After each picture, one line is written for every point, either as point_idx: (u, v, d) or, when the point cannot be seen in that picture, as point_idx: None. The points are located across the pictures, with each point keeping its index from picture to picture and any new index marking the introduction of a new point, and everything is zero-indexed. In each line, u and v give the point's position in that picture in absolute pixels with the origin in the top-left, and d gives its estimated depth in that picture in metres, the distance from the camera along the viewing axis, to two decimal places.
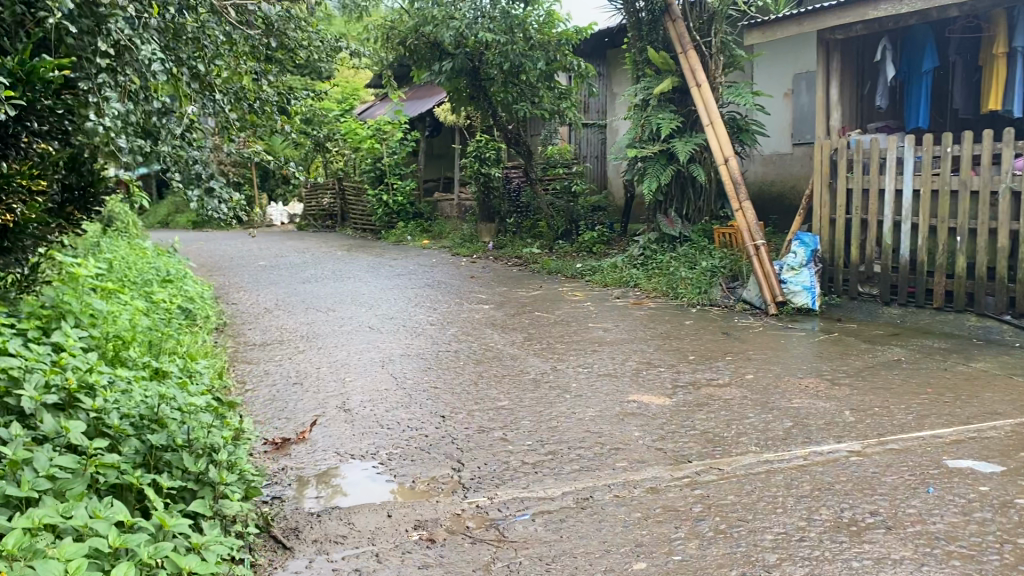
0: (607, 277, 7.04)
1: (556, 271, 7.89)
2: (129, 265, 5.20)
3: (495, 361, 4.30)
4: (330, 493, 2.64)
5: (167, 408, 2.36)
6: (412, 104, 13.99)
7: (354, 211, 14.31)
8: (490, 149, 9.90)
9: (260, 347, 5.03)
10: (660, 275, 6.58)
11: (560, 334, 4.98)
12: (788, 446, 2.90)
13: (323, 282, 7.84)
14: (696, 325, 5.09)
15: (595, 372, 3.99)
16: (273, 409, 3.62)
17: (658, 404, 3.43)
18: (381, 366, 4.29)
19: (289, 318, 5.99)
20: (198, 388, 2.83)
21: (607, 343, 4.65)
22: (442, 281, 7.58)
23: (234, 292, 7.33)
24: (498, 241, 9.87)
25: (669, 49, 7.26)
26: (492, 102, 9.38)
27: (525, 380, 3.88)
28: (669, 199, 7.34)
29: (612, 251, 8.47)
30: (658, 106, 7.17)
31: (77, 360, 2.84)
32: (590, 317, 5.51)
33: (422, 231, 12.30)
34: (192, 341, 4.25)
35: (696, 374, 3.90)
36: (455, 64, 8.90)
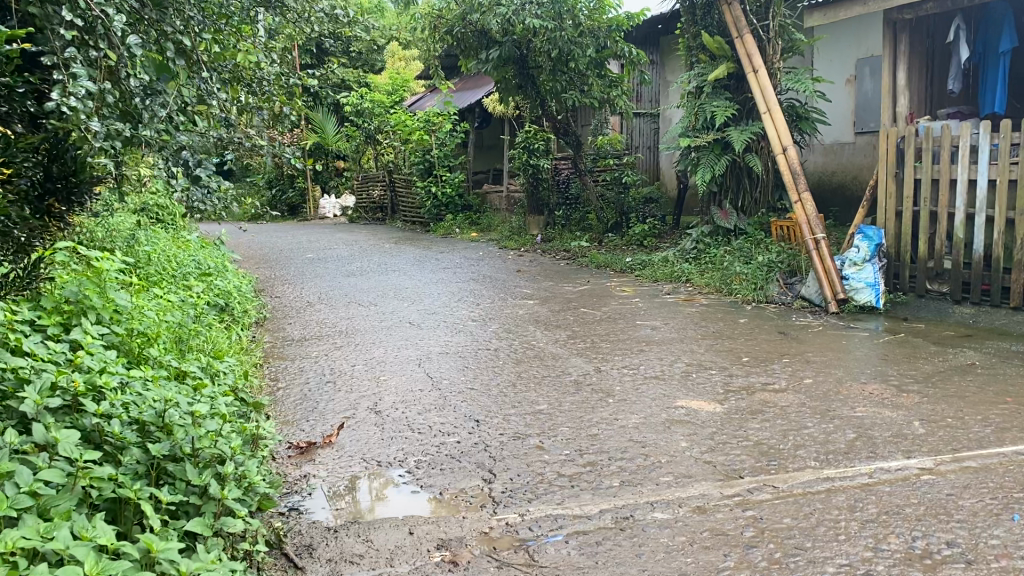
0: (658, 272, 6.78)
1: (605, 265, 7.65)
2: (168, 256, 5.14)
3: (536, 360, 4.09)
4: (371, 500, 2.50)
5: (174, 413, 2.21)
6: (461, 94, 13.86)
7: (403, 203, 14.25)
8: (539, 139, 9.68)
9: (298, 342, 4.91)
10: (714, 270, 6.29)
11: (606, 331, 4.75)
12: (851, 461, 2.64)
13: (368, 275, 7.72)
14: (751, 324, 4.81)
15: (640, 374, 3.76)
16: (303, 409, 3.47)
17: (708, 411, 3.19)
18: (418, 365, 4.11)
19: (330, 312, 5.87)
20: (215, 391, 2.69)
21: (655, 342, 4.41)
22: (487, 275, 7.41)
23: (279, 285, 7.27)
24: (547, 233, 9.66)
25: (724, 33, 6.95)
26: (541, 90, 9.16)
27: (566, 382, 3.67)
28: (723, 191, 7.03)
29: (663, 245, 8.20)
30: (712, 94, 6.88)
31: (93, 359, 2.71)
32: (638, 314, 5.27)
33: (470, 223, 12.16)
34: (226, 339, 4.13)
35: (750, 377, 3.65)
36: (502, 52, 8.72)
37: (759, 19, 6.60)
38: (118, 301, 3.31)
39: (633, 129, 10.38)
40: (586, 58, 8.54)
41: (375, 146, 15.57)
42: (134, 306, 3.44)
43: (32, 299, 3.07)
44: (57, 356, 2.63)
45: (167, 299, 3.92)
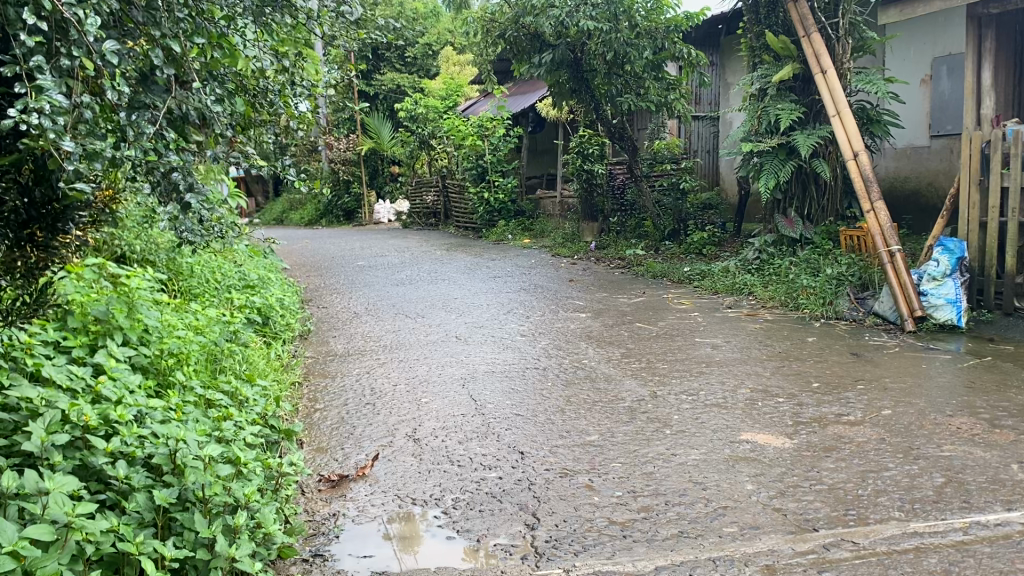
0: (718, 283, 6.46)
1: (661, 275, 7.35)
2: (212, 270, 5.02)
3: (587, 383, 3.84)
4: (399, 547, 2.27)
5: (185, 451, 2.02)
6: (514, 99, 13.67)
7: (456, 209, 14.09)
8: (593, 143, 9.41)
9: (340, 358, 4.75)
10: (779, 282, 5.96)
11: (663, 350, 4.47)
12: (943, 512, 2.33)
13: (417, 284, 7.55)
14: (820, 344, 4.47)
15: (700, 401, 3.47)
16: (339, 436, 3.29)
17: (776, 447, 2.90)
18: (461, 387, 3.89)
19: (375, 325, 5.70)
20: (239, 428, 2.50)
21: (715, 364, 4.12)
22: (539, 285, 7.17)
23: (327, 294, 7.15)
24: (601, 241, 9.38)
25: (789, 32, 6.62)
26: (595, 93, 8.89)
27: (619, 409, 3.41)
28: (788, 198, 6.69)
29: (722, 254, 7.86)
30: (776, 97, 6.54)
31: (114, 387, 2.57)
32: (697, 330, 4.97)
33: (523, 230, 11.93)
34: (263, 358, 3.98)
35: (820, 407, 3.34)
36: (556, 56, 8.50)
37: (828, 16, 6.24)
38: (147, 319, 3.17)
39: (691, 132, 10.07)
40: (643, 60, 8.24)
41: (428, 151, 15.49)
42: (165, 325, 3.31)
43: (59, 318, 2.95)
44: (73, 386, 2.47)
45: (204, 316, 3.78)
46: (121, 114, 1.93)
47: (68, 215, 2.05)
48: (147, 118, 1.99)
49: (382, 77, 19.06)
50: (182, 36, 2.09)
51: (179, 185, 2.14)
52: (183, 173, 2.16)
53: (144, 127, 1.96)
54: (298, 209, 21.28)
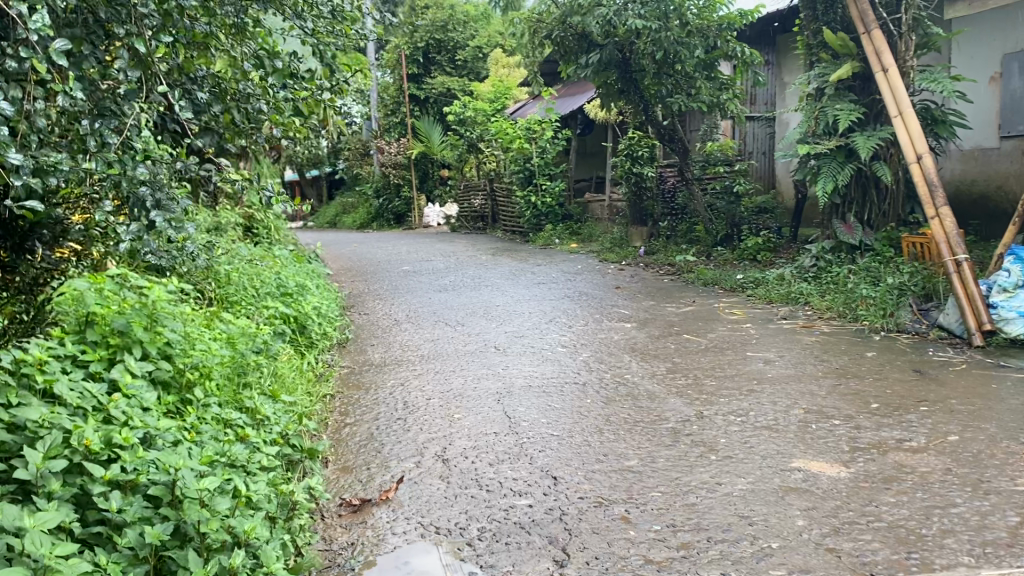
0: (773, 292, 6.19)
1: (712, 283, 7.09)
2: (249, 276, 4.94)
3: (630, 400, 3.64)
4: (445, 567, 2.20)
5: (185, 481, 1.89)
6: (564, 100, 13.48)
7: (504, 212, 13.95)
8: (643, 146, 9.19)
9: (376, 368, 4.63)
10: (836, 291, 5.67)
11: (711, 365, 4.25)
12: (1018, 559, 2.09)
13: (460, 290, 7.41)
14: (880, 360, 4.20)
15: (749, 423, 3.25)
16: (365, 454, 3.15)
17: (831, 477, 2.67)
18: (495, 402, 3.72)
19: (414, 333, 5.57)
20: (251, 454, 2.37)
21: (768, 381, 3.87)
22: (585, 292, 6.97)
23: (369, 300, 7.06)
24: (650, 246, 9.15)
25: (848, 29, 6.33)
26: (644, 94, 8.66)
27: (661, 431, 3.20)
28: (847, 203, 6.37)
29: (778, 260, 7.56)
30: (835, 97, 6.24)
31: (127, 405, 2.46)
32: (748, 344, 4.73)
33: (571, 234, 11.74)
34: (295, 370, 3.86)
35: (881, 432, 3.09)
36: (603, 56, 8.29)
37: (889, 12, 5.95)
38: (169, 332, 3.09)
39: (746, 133, 9.80)
40: (694, 60, 7.99)
41: (477, 154, 15.42)
42: (187, 335, 3.23)
43: (79, 329, 2.87)
44: (80, 406, 2.37)
45: (231, 327, 3.68)
46: (83, 124, 2.19)
47: (40, 228, 2.43)
48: (110, 127, 2.28)
49: (433, 80, 19.08)
50: (147, 37, 2.38)
51: (146, 202, 2.28)
52: (152, 189, 2.30)
53: (106, 138, 2.23)
54: (350, 212, 21.41)
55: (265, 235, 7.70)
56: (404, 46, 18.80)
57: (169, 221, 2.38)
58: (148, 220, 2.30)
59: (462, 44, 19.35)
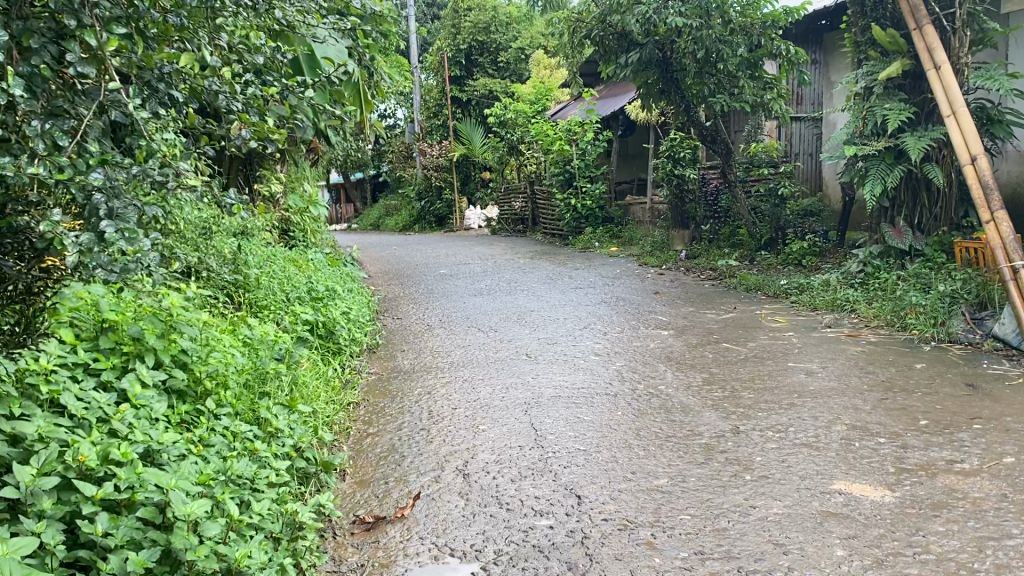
0: (818, 298, 5.96)
1: (755, 288, 6.88)
2: (280, 280, 4.87)
3: (662, 413, 3.49)
4: None
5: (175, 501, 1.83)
6: (604, 102, 13.31)
7: (544, 215, 13.82)
8: (685, 147, 8.99)
9: (405, 375, 4.53)
10: (885, 298, 5.43)
11: (750, 376, 4.07)
12: None
13: (495, 294, 7.30)
14: (930, 372, 3.98)
15: (787, 440, 3.07)
16: (385, 466, 3.03)
17: (875, 501, 2.49)
18: (522, 413, 3.58)
19: (446, 339, 5.46)
20: (253, 469, 2.29)
21: (810, 394, 3.68)
22: (622, 297, 6.81)
23: (403, 305, 6.98)
24: (692, 250, 8.94)
25: (899, 25, 6.08)
26: (686, 94, 8.46)
27: (693, 447, 3.05)
28: (896, 206, 6.12)
29: (824, 265, 7.31)
30: (884, 96, 6.01)
31: (135, 418, 2.40)
32: (790, 353, 4.54)
33: (611, 237, 11.57)
34: (319, 378, 3.76)
35: (928, 451, 2.90)
36: (643, 55, 8.09)
37: (942, 7, 5.69)
38: (186, 339, 3.01)
39: (791, 134, 9.43)
40: (736, 58, 7.77)
41: (518, 157, 15.33)
42: (205, 342, 3.15)
43: (93, 337, 2.81)
44: (84, 419, 2.30)
45: (253, 334, 3.60)
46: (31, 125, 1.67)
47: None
48: (65, 129, 1.75)
49: (475, 82, 19.05)
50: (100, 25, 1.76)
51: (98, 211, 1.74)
52: (109, 197, 1.75)
53: (60, 140, 1.72)
54: (393, 215, 21.47)
55: (301, 238, 7.69)
56: (446, 48, 18.81)
57: (127, 233, 1.79)
58: (97, 232, 1.75)
59: (504, 46, 19.30)
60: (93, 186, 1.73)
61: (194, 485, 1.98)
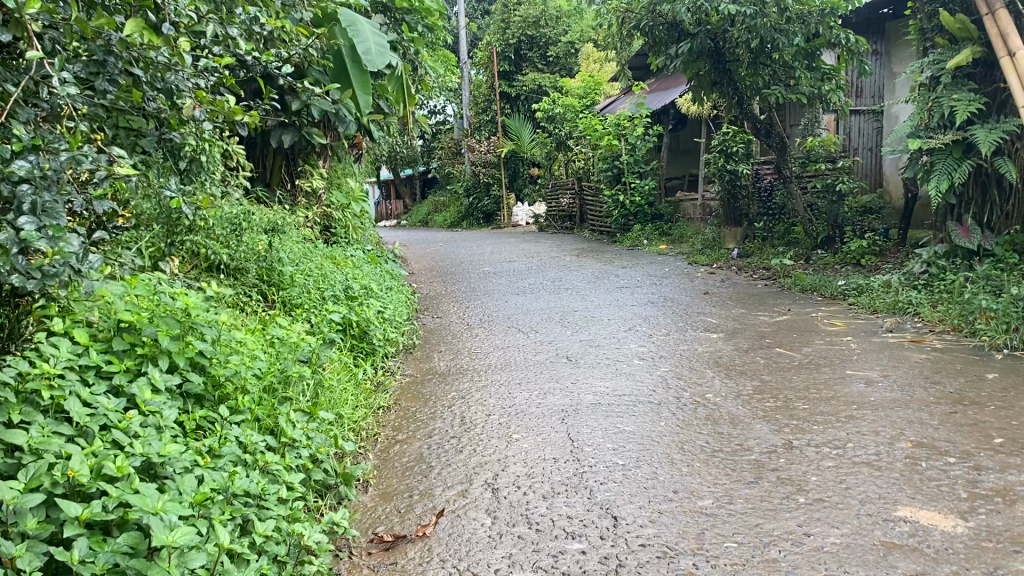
0: (878, 301, 5.64)
1: (811, 288, 6.56)
2: (315, 276, 4.75)
3: (709, 424, 3.26)
4: None
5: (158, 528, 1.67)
6: (655, 95, 13.02)
7: (592, 212, 13.58)
8: (738, 142, 8.67)
9: (440, 377, 4.37)
10: (951, 301, 5.10)
11: (805, 385, 3.80)
12: None
13: (538, 293, 7.11)
14: (1003, 384, 3.67)
15: (846, 458, 2.82)
16: (411, 477, 2.86)
17: (945, 532, 2.23)
18: (559, 422, 3.38)
19: (484, 339, 5.30)
20: (259, 486, 2.13)
21: (870, 406, 3.41)
22: (671, 297, 6.56)
23: (444, 303, 6.83)
24: (744, 248, 8.63)
25: (969, 10, 5.71)
26: (738, 87, 8.16)
27: (742, 463, 2.82)
28: (964, 203, 5.79)
29: (884, 265, 6.96)
30: (952, 86, 5.67)
31: (141, 427, 2.26)
32: (848, 360, 4.25)
33: (661, 235, 11.29)
34: (348, 380, 3.61)
35: (1007, 475, 2.62)
36: (693, 45, 7.82)
37: None
38: (206, 339, 2.88)
39: (850, 128, 9.04)
40: (793, 48, 7.45)
41: (567, 153, 15.13)
42: (227, 343, 3.01)
43: (108, 338, 2.69)
44: (86, 427, 2.17)
45: (278, 333, 3.46)
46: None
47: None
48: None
49: (524, 78, 18.90)
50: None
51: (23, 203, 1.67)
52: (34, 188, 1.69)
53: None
54: (442, 211, 21.42)
55: (343, 235, 7.57)
56: (496, 44, 18.74)
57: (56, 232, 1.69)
58: (15, 226, 1.64)
59: (554, 40, 19.11)
60: (18, 175, 1.67)
61: (185, 508, 1.83)
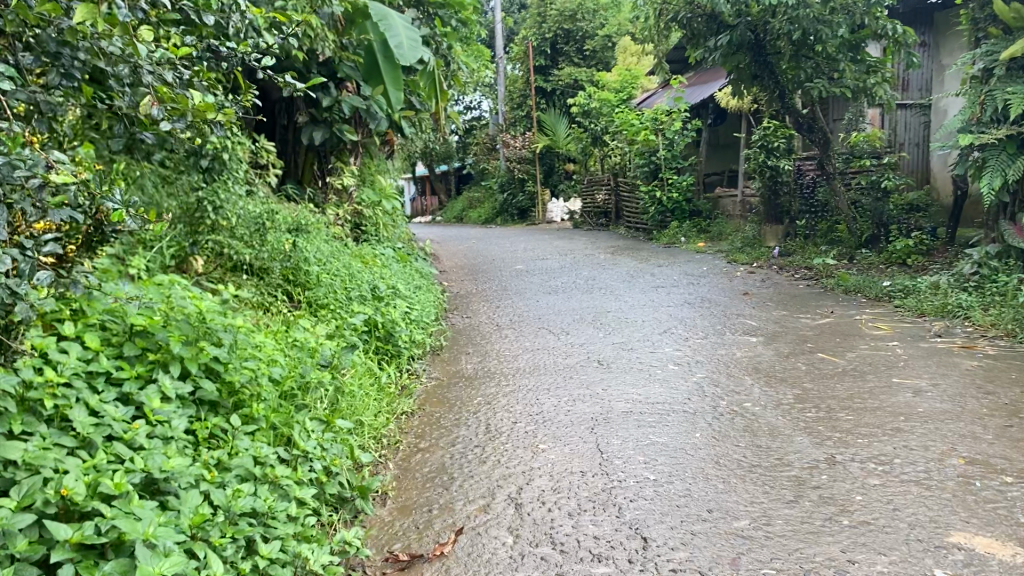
0: (925, 303, 5.40)
1: (854, 290, 6.33)
2: (343, 276, 4.67)
3: (747, 436, 3.09)
4: None
5: (146, 559, 1.57)
6: (693, 89, 12.80)
7: (628, 208, 13.39)
8: (779, 137, 8.42)
9: (467, 380, 4.25)
10: (1005, 305, 4.85)
11: (849, 393, 3.61)
12: None
13: (570, 293, 6.97)
14: None
15: (894, 476, 2.64)
16: (432, 490, 2.74)
17: (1004, 562, 2.06)
18: (588, 431, 3.24)
19: (514, 341, 5.17)
20: (266, 503, 2.02)
21: (919, 418, 3.21)
22: (707, 298, 6.37)
23: (475, 303, 6.72)
24: (785, 246, 8.39)
25: None
26: (780, 80, 7.91)
27: (782, 480, 2.65)
28: (1017, 201, 5.52)
29: (932, 265, 6.69)
30: (1007, 78, 5.39)
31: (148, 438, 2.17)
32: (895, 366, 4.05)
33: (698, 232, 11.07)
34: (370, 386, 3.50)
35: None
36: (733, 37, 7.59)
37: None
38: (222, 345, 2.78)
39: (896, 122, 8.72)
40: (837, 39, 7.18)
41: (603, 149, 14.95)
42: (246, 348, 2.92)
43: (120, 343, 2.61)
44: (90, 438, 2.08)
45: (298, 336, 3.36)
46: None
47: None
48: None
49: (560, 72, 18.71)
50: None
51: None
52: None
53: None
54: (477, 207, 21.33)
55: (373, 233, 7.47)
56: (531, 38, 18.68)
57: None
58: None
59: (591, 34, 18.89)
60: None
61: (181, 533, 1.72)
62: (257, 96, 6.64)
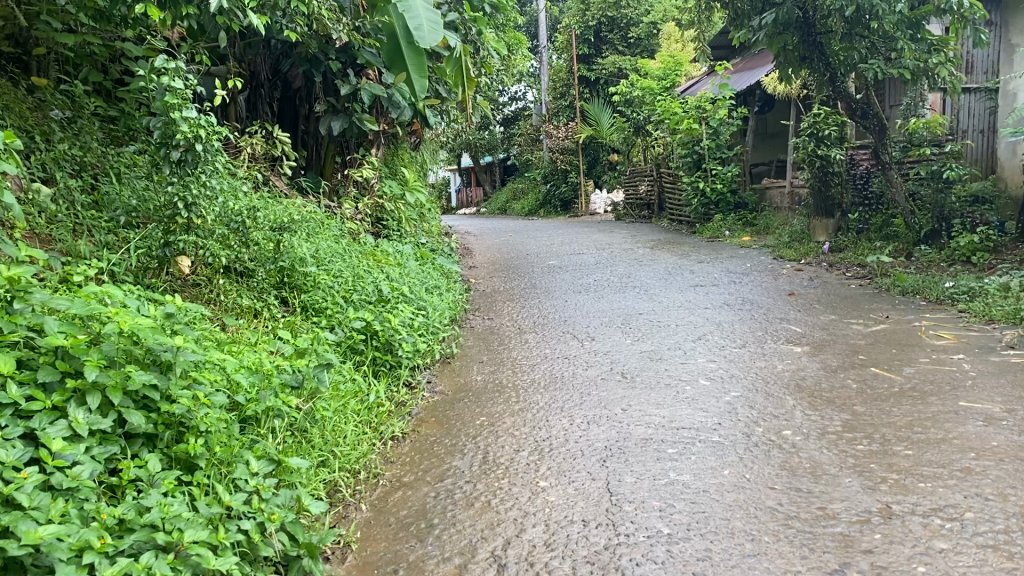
0: (995, 309, 4.82)
1: (913, 290, 5.74)
2: (350, 276, 4.31)
3: (787, 478, 2.59)
4: None
5: None
6: (740, 75, 12.14)
7: (671, 200, 12.85)
8: (830, 124, 7.75)
9: (474, 395, 3.82)
10: None
11: (909, 420, 3.09)
12: None
13: (601, 292, 6.51)
14: None
15: (964, 538, 2.14)
16: (403, 541, 2.32)
17: None
18: (598, 465, 2.78)
19: (533, 348, 4.73)
20: None
21: (994, 456, 2.69)
22: (749, 299, 5.86)
23: (500, 302, 6.33)
24: (836, 241, 7.81)
25: None
26: (831, 62, 7.32)
27: (825, 541, 2.16)
28: None
29: (1000, 264, 6.09)
30: None
31: (31, 491, 1.78)
32: (962, 385, 3.51)
33: (744, 225, 10.51)
34: (350, 408, 3.07)
35: None
36: (778, 15, 6.98)
37: None
38: (165, 367, 2.36)
39: (958, 108, 7.98)
40: (895, 15, 6.58)
41: (646, 138, 14.41)
42: (196, 370, 2.49)
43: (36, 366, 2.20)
44: None
45: (267, 353, 2.95)
46: None
47: None
48: None
49: (604, 60, 18.16)
50: None
51: None
52: None
53: None
54: (520, 198, 20.93)
55: (395, 228, 6.80)
56: (574, 26, 18.17)
57: None
58: None
59: (635, 20, 18.30)
60: None
61: None
62: (274, 83, 6.27)
